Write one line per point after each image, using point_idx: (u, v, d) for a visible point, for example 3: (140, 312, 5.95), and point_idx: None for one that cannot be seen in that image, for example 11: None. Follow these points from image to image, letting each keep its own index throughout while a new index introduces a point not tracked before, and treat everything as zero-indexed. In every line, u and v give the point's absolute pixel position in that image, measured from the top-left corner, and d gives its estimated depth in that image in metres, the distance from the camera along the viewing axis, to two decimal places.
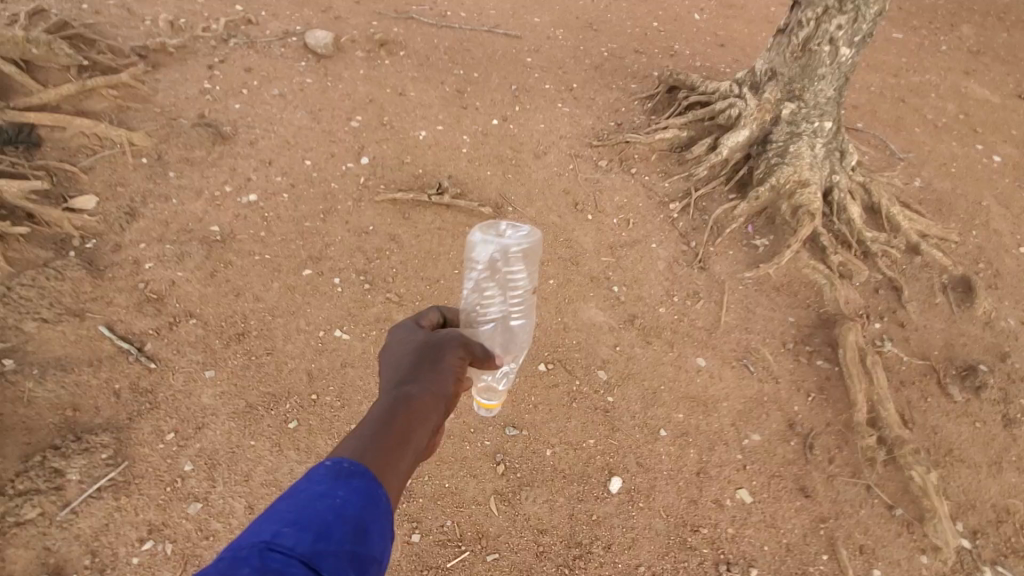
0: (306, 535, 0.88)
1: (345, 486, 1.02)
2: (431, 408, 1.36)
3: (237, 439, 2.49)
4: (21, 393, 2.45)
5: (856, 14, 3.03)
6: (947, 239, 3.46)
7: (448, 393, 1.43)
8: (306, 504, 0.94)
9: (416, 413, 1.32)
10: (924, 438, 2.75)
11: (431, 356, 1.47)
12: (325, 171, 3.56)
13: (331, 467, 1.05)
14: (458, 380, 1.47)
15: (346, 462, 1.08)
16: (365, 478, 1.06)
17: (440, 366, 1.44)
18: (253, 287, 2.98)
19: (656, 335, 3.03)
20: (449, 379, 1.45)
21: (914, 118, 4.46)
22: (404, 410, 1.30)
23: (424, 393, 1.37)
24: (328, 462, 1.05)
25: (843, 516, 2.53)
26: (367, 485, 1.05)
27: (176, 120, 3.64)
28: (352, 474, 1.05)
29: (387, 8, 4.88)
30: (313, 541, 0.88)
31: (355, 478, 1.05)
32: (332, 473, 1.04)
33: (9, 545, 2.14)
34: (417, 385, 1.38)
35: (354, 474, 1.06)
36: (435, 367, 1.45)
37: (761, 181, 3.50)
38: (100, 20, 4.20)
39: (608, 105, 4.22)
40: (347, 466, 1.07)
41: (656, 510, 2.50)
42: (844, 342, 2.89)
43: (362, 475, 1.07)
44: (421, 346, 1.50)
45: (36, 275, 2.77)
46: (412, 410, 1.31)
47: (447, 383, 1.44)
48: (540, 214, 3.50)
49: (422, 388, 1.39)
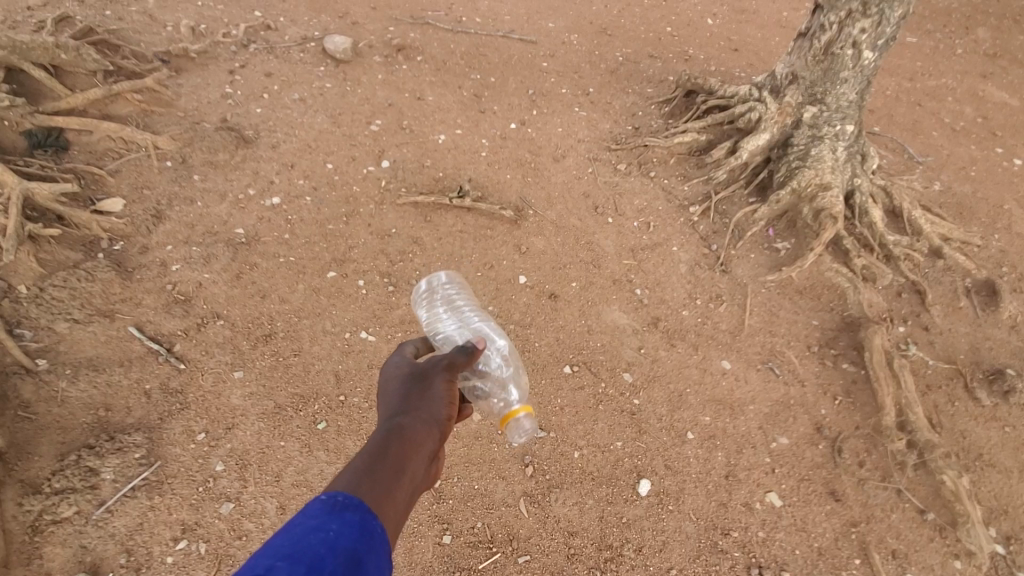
0: (300, 567, 0.85)
1: (338, 518, 1.00)
2: (425, 435, 1.40)
3: (267, 440, 2.51)
4: (54, 393, 2.47)
5: (879, 18, 3.03)
6: (970, 243, 3.44)
7: (440, 420, 1.48)
8: (300, 537, 0.91)
9: (410, 442, 1.35)
10: (953, 441, 2.73)
11: (420, 386, 1.54)
12: (347, 174, 3.58)
13: (327, 500, 1.04)
14: (449, 407, 1.53)
15: (341, 494, 1.08)
16: (359, 511, 1.05)
17: (429, 395, 1.52)
18: (278, 289, 2.99)
19: (681, 338, 3.03)
20: (440, 405, 1.51)
21: (931, 121, 4.46)
22: (398, 440, 1.33)
23: (416, 422, 1.42)
24: (323, 496, 1.04)
25: (874, 520, 2.51)
26: (361, 518, 1.04)
27: (200, 124, 3.67)
28: (347, 507, 1.04)
29: (403, 14, 4.92)
30: (306, 573, 0.84)
31: (349, 511, 1.04)
32: (327, 506, 1.02)
33: (45, 544, 2.15)
34: (409, 416, 1.43)
35: (348, 507, 1.04)
36: (426, 397, 1.51)
37: (781, 184, 3.48)
38: (122, 26, 4.25)
39: (625, 109, 4.23)
40: (342, 499, 1.06)
41: (686, 513, 2.49)
42: (871, 344, 2.88)
43: (356, 507, 1.06)
44: (411, 376, 1.58)
45: (67, 277, 2.80)
46: (406, 440, 1.34)
47: (437, 408, 1.49)
48: (561, 217, 3.50)
49: (415, 419, 1.44)
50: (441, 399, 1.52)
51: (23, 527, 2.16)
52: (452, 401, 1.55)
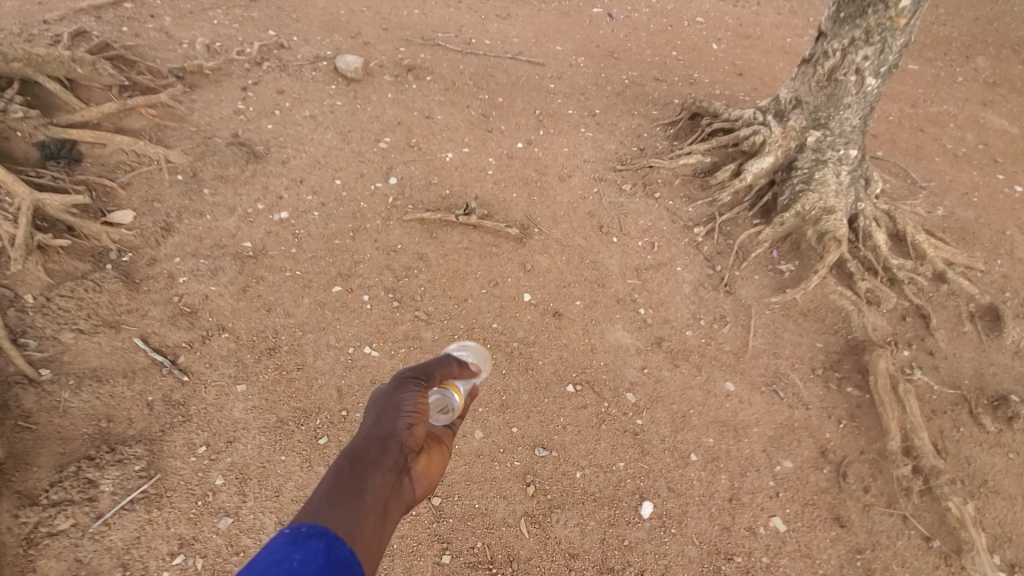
0: None
1: (302, 547, 1.01)
2: (383, 451, 1.38)
3: (268, 454, 2.51)
4: (57, 403, 2.47)
5: (882, 46, 3.07)
6: (975, 268, 3.44)
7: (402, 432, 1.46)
8: (263, 571, 0.92)
9: (371, 463, 1.34)
10: (958, 468, 2.70)
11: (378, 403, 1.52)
12: (355, 191, 3.62)
13: (289, 532, 1.05)
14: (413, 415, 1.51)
15: (304, 525, 1.09)
16: (325, 538, 1.07)
17: (391, 408, 1.50)
18: (284, 303, 3.01)
19: (684, 358, 3.02)
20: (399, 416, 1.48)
21: (933, 147, 4.50)
22: (359, 462, 1.33)
23: (373, 441, 1.40)
24: (284, 529, 1.05)
25: (879, 547, 2.48)
26: (327, 544, 1.05)
27: (211, 139, 3.73)
28: (310, 537, 1.05)
29: (414, 35, 5.02)
30: None
31: (315, 539, 1.05)
32: (290, 538, 1.03)
33: (40, 556, 2.13)
34: (368, 435, 1.42)
35: (312, 537, 1.05)
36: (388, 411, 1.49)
37: (785, 207, 3.50)
38: (139, 43, 4.34)
39: (631, 131, 4.29)
40: (305, 530, 1.07)
41: (688, 537, 2.47)
42: (875, 368, 2.87)
43: (321, 535, 1.07)
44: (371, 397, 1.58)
45: (75, 287, 2.82)
46: (366, 461, 1.33)
47: (396, 422, 1.46)
48: (566, 236, 3.53)
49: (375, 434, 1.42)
50: (402, 411, 1.49)
51: (18, 539, 2.14)
52: (417, 410, 1.52)
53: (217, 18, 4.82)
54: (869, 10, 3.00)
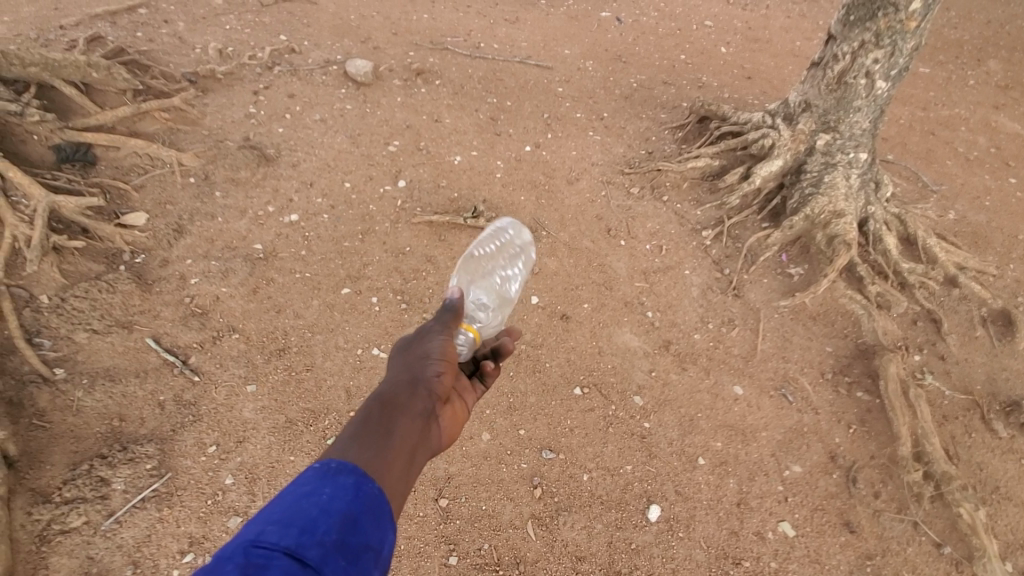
0: (291, 530, 0.92)
1: (332, 483, 1.06)
2: (412, 397, 1.41)
3: (277, 454, 2.53)
4: (70, 402, 2.50)
5: (892, 49, 3.06)
6: (987, 272, 3.40)
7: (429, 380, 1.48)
8: (293, 503, 0.98)
9: (400, 406, 1.36)
10: (970, 474, 2.67)
11: (406, 354, 1.56)
12: (364, 194, 3.65)
13: (320, 466, 1.10)
14: (440, 363, 1.53)
15: (334, 461, 1.13)
16: (354, 474, 1.11)
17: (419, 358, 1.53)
18: (294, 304, 3.04)
19: (692, 362, 3.02)
20: (426, 366, 1.50)
21: (945, 150, 4.47)
22: (388, 405, 1.36)
23: (402, 388, 1.42)
24: (316, 464, 1.10)
25: (890, 554, 2.46)
26: (355, 482, 1.09)
27: (223, 143, 3.78)
28: (340, 472, 1.09)
29: (423, 40, 5.06)
30: (297, 534, 0.91)
31: (344, 475, 1.10)
32: (321, 472, 1.08)
33: (52, 553, 2.16)
34: (397, 381, 1.45)
35: (341, 472, 1.09)
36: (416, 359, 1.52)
37: (794, 210, 3.48)
38: (153, 48, 4.41)
39: (639, 134, 4.29)
40: (335, 465, 1.11)
41: (696, 541, 2.45)
42: (885, 373, 2.84)
43: (350, 471, 1.11)
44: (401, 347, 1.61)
45: (89, 288, 2.86)
46: (396, 404, 1.36)
47: (424, 370, 1.49)
48: (574, 239, 3.53)
49: (404, 381, 1.45)
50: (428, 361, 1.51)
51: (31, 536, 2.16)
52: (443, 361, 1.54)
53: (230, 24, 4.88)
54: (879, 13, 2.99)
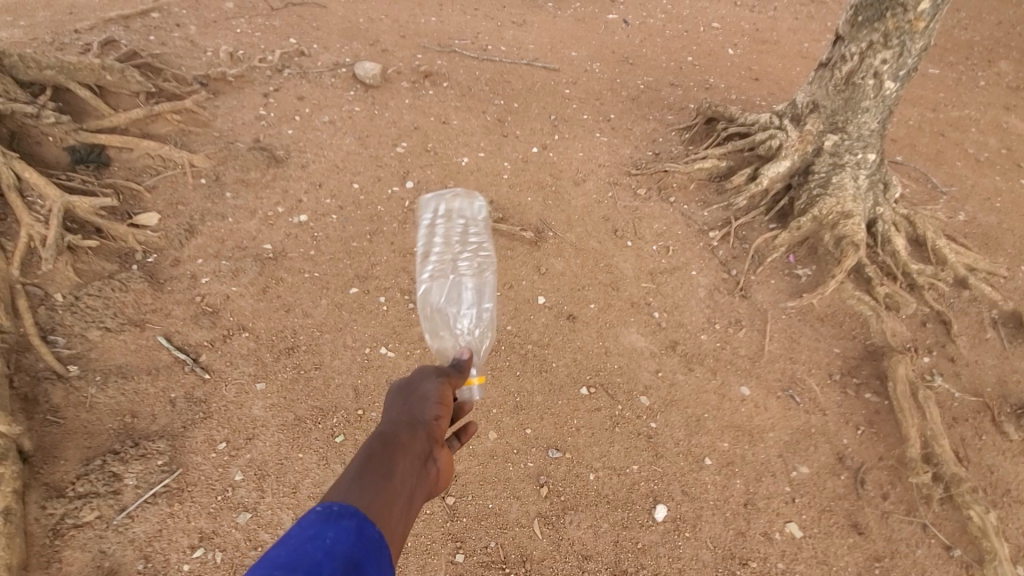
0: None
1: (334, 526, 1.02)
2: (412, 437, 1.42)
3: (286, 451, 2.55)
4: (84, 398, 2.54)
5: (901, 50, 3.05)
6: (997, 274, 3.37)
7: (428, 421, 1.50)
8: (297, 546, 0.94)
9: (399, 446, 1.36)
10: (980, 476, 2.65)
11: (405, 394, 1.59)
12: (372, 195, 3.68)
13: (322, 510, 1.07)
14: (440, 406, 1.56)
15: (336, 503, 1.10)
16: (355, 517, 1.08)
17: (418, 400, 1.55)
18: (303, 304, 3.07)
19: (699, 362, 3.01)
20: (427, 407, 1.53)
21: (955, 152, 4.44)
22: (388, 445, 1.35)
23: (400, 428, 1.43)
24: (317, 507, 1.06)
25: (898, 556, 2.44)
26: (357, 524, 1.06)
27: (233, 144, 3.82)
28: (342, 516, 1.06)
29: (431, 42, 5.09)
30: None
31: (346, 518, 1.06)
32: (322, 515, 1.05)
33: (66, 547, 2.19)
34: (396, 422, 1.45)
35: (343, 516, 1.06)
36: (414, 401, 1.54)
37: (802, 211, 3.47)
38: (165, 51, 4.48)
39: (646, 135, 4.30)
40: (337, 508, 1.08)
41: (703, 541, 2.45)
42: (894, 374, 2.83)
43: (352, 514, 1.08)
44: (399, 389, 1.62)
45: (102, 286, 2.91)
46: (395, 445, 1.36)
47: (424, 410, 1.52)
48: (581, 240, 3.54)
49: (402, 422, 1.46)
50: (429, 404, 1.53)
51: (45, 530, 2.19)
52: (442, 403, 1.57)
53: (240, 27, 4.94)
54: (887, 13, 2.99)
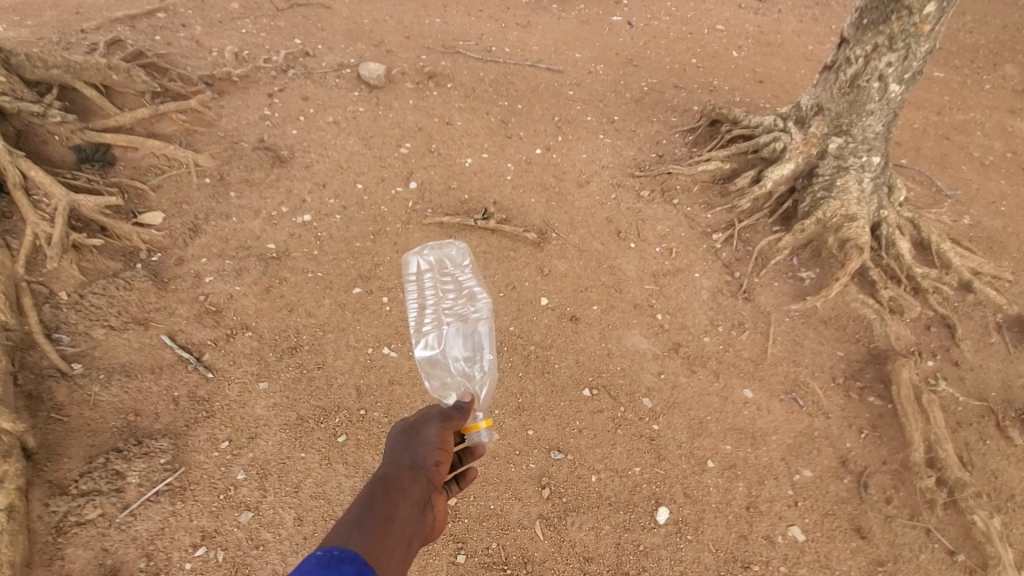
0: None
1: (335, 570, 0.99)
2: (411, 482, 1.42)
3: (288, 450, 2.56)
4: (87, 396, 2.55)
5: (906, 53, 3.04)
6: (1002, 278, 3.36)
7: (428, 466, 1.50)
8: None
9: (399, 492, 1.36)
10: (984, 481, 2.64)
11: (403, 438, 1.59)
12: (376, 195, 3.69)
13: (322, 553, 1.03)
14: (441, 451, 1.57)
15: (336, 548, 1.07)
16: (355, 563, 1.05)
17: (420, 443, 1.56)
18: (306, 303, 3.07)
19: (702, 364, 3.01)
20: (428, 452, 1.54)
21: (960, 155, 4.42)
22: (388, 490, 1.35)
23: (402, 472, 1.44)
24: (319, 549, 1.03)
25: (901, 560, 2.43)
26: (358, 570, 1.03)
27: (238, 144, 3.84)
28: (342, 561, 1.03)
29: (436, 43, 5.10)
30: None
31: (346, 564, 1.03)
32: (323, 559, 1.01)
33: (68, 545, 2.19)
34: (397, 466, 1.46)
35: (344, 560, 1.03)
36: (416, 445, 1.55)
37: (805, 214, 3.47)
38: (171, 51, 4.50)
39: (650, 137, 4.30)
40: (338, 552, 1.06)
41: (705, 544, 2.45)
42: (898, 378, 2.82)
43: (352, 559, 1.05)
44: (401, 431, 1.63)
45: (107, 285, 2.92)
46: (394, 490, 1.36)
47: (423, 455, 1.52)
48: (584, 241, 3.54)
49: (403, 467, 1.46)
50: (430, 448, 1.55)
51: (48, 527, 2.20)
52: (442, 448, 1.58)
53: (246, 27, 4.97)
54: (892, 16, 2.98)
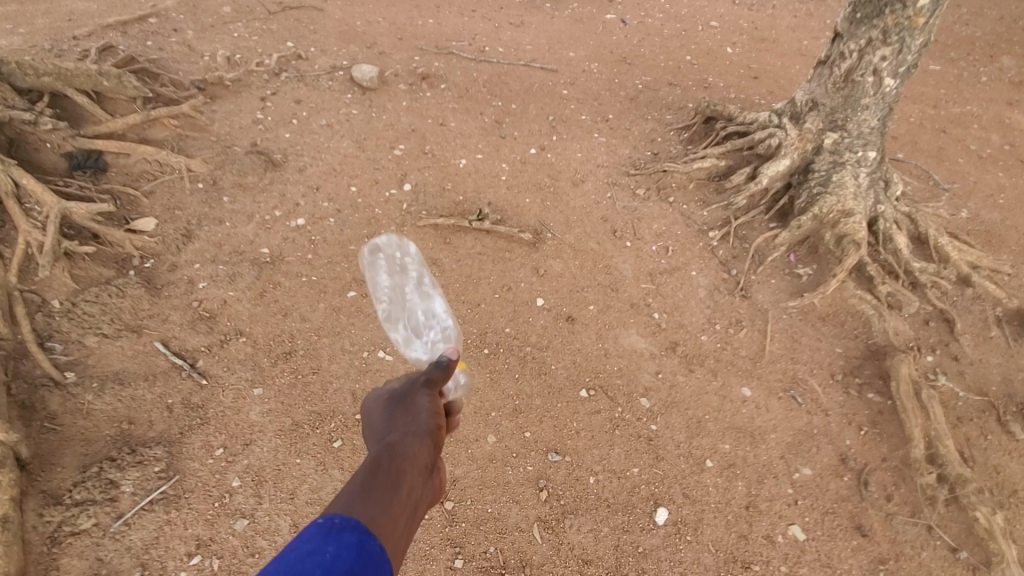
0: None
1: (335, 540, 0.97)
2: (417, 448, 1.39)
3: (283, 457, 2.54)
4: (80, 404, 2.53)
5: (900, 46, 3.02)
6: (1001, 271, 3.34)
7: (430, 429, 1.48)
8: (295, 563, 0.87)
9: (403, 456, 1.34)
10: (986, 477, 2.62)
11: (402, 403, 1.58)
12: (370, 197, 3.67)
13: (322, 523, 1.01)
14: (437, 415, 1.55)
15: (336, 517, 1.05)
16: (357, 531, 1.03)
17: (416, 409, 1.54)
18: (300, 308, 3.05)
19: (699, 363, 2.99)
20: (426, 416, 1.52)
21: (956, 148, 4.41)
22: (390, 455, 1.33)
23: (405, 437, 1.41)
24: (318, 520, 1.01)
25: (904, 559, 2.41)
26: (359, 538, 1.01)
27: (231, 148, 3.82)
28: (343, 529, 1.01)
29: (429, 44, 5.08)
30: None
31: (347, 532, 1.01)
32: (323, 529, 0.99)
33: (63, 555, 2.17)
34: (399, 432, 1.43)
35: (344, 529, 1.01)
36: (412, 410, 1.53)
37: (801, 210, 3.45)
38: (163, 56, 4.48)
39: (644, 135, 4.28)
40: (338, 521, 1.03)
41: (705, 545, 2.43)
42: (897, 374, 2.80)
43: (353, 527, 1.03)
44: (395, 398, 1.62)
45: (100, 292, 2.90)
46: (398, 455, 1.33)
47: (424, 419, 1.50)
48: (579, 240, 3.52)
49: (404, 432, 1.44)
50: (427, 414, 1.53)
51: (42, 538, 2.18)
52: (438, 411, 1.56)
53: (238, 31, 4.94)
54: (886, 10, 2.96)
